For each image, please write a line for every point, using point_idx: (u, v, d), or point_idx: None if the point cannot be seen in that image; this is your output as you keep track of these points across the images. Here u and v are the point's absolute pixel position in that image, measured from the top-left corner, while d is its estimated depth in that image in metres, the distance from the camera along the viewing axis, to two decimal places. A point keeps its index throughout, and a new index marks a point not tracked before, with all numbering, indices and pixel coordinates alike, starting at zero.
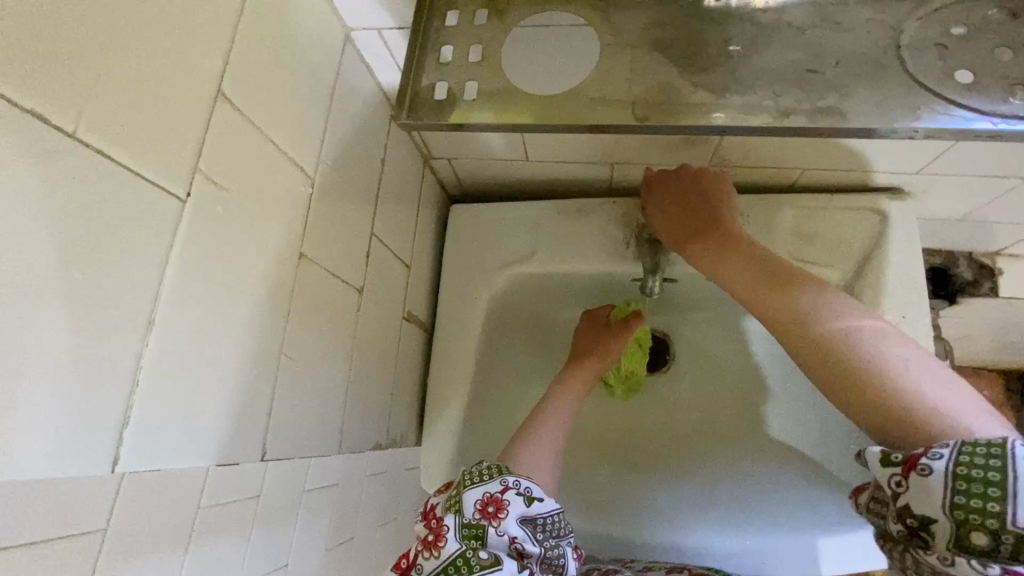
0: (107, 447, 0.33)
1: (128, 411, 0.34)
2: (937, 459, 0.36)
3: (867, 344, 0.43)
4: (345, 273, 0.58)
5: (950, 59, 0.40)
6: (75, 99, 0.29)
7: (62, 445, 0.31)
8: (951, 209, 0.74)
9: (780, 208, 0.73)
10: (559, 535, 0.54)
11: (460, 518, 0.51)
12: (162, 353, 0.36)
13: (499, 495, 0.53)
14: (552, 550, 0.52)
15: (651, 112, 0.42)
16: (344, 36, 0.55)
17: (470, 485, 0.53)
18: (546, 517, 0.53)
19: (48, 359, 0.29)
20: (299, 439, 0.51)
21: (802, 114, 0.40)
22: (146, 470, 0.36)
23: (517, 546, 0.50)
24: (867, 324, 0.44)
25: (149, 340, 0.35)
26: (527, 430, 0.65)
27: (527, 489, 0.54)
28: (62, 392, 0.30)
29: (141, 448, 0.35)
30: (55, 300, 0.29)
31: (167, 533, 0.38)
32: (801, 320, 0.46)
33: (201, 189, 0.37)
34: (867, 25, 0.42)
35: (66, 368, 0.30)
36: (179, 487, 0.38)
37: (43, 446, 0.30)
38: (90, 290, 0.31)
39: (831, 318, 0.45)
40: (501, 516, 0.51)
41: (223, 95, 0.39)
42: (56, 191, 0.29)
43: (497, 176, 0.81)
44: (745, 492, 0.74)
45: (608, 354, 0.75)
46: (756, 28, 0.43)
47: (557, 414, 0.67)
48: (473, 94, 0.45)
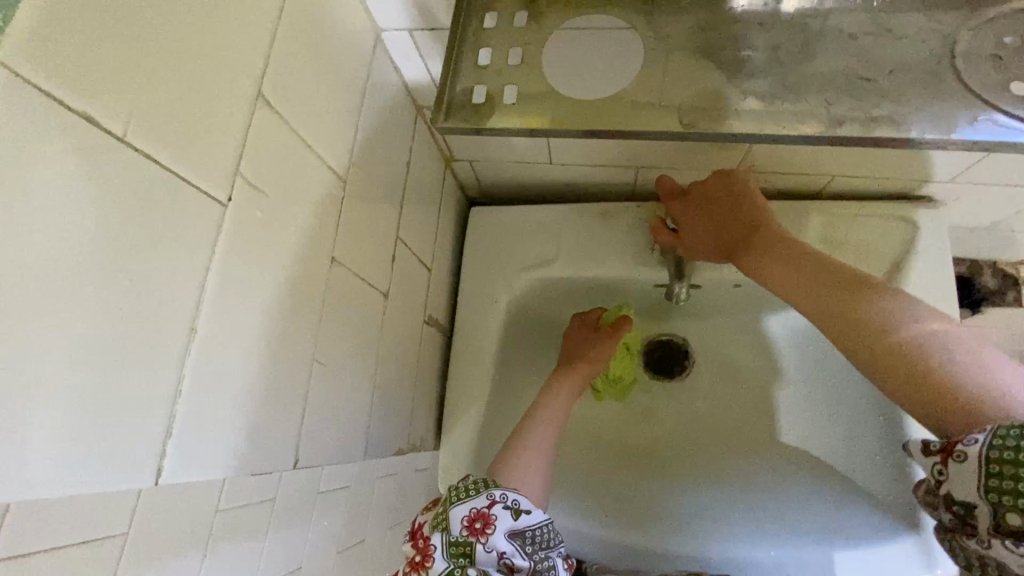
0: (149, 455, 0.32)
1: (172, 420, 0.33)
2: (971, 444, 0.35)
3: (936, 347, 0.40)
4: (372, 276, 0.57)
5: (1006, 70, 0.39)
6: (121, 97, 0.28)
7: (100, 452, 0.30)
8: (981, 219, 0.73)
9: (808, 215, 0.72)
10: (548, 546, 0.53)
11: (448, 536, 0.50)
12: (203, 360, 0.35)
13: (485, 509, 0.52)
14: (542, 562, 0.51)
15: (697, 118, 0.41)
16: (375, 37, 0.54)
17: (456, 501, 0.52)
18: (535, 529, 0.52)
19: (81, 365, 0.28)
20: (324, 446, 0.51)
21: (855, 122, 0.38)
22: (179, 481, 0.35)
23: (505, 561, 0.49)
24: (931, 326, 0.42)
25: (192, 348, 0.34)
26: (521, 434, 0.64)
27: (514, 502, 0.53)
28: (99, 396, 0.29)
29: (180, 458, 0.34)
30: (99, 302, 0.28)
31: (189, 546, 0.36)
32: (867, 321, 0.44)
33: (241, 193, 0.37)
34: (918, 33, 0.41)
35: (107, 374, 0.29)
36: (203, 498, 0.37)
37: (76, 454, 0.28)
38: (130, 296, 0.30)
39: (898, 324, 0.43)
40: (487, 532, 0.50)
41: (262, 97, 0.38)
42: (102, 194, 0.28)
43: (518, 179, 0.80)
44: (769, 502, 0.73)
45: (599, 359, 0.74)
46: (805, 34, 0.42)
47: (550, 420, 0.66)
48: (512, 98, 0.44)
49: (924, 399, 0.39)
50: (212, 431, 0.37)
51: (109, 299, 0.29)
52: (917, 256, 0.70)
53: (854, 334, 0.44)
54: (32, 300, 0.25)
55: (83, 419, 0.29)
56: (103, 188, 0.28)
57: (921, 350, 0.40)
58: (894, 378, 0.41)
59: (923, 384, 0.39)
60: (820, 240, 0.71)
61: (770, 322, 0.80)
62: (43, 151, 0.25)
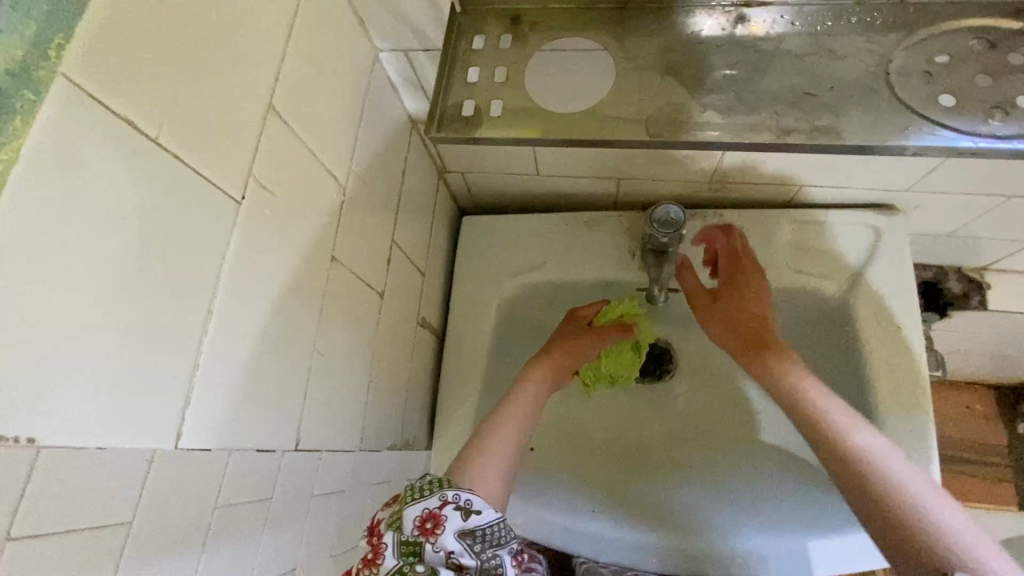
0: (169, 423, 0.36)
1: (190, 393, 0.37)
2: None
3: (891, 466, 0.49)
4: (370, 276, 0.62)
5: (935, 84, 0.43)
6: (157, 105, 0.32)
7: (130, 420, 0.33)
8: (940, 226, 0.78)
9: (777, 223, 0.78)
10: (498, 544, 0.51)
11: (399, 535, 0.50)
12: (218, 341, 0.39)
13: (437, 510, 0.51)
14: (490, 561, 0.50)
15: (663, 129, 0.45)
16: (375, 57, 0.59)
17: (410, 501, 0.51)
18: (485, 528, 0.52)
19: (112, 340, 0.31)
20: (322, 434, 0.54)
21: (802, 132, 0.43)
22: (193, 449, 0.38)
23: (454, 560, 0.49)
24: (887, 452, 0.51)
25: (209, 329, 0.38)
26: (481, 439, 0.61)
27: (466, 502, 0.52)
28: (130, 368, 0.33)
29: (196, 426, 0.38)
30: (132, 283, 0.32)
31: (194, 514, 0.39)
32: (840, 431, 0.53)
33: (254, 192, 0.41)
34: (859, 53, 0.45)
35: (137, 349, 0.33)
36: (207, 471, 0.40)
37: (108, 421, 0.32)
38: (161, 279, 0.34)
39: (862, 440, 0.52)
40: (437, 532, 0.50)
41: (273, 107, 0.43)
42: (138, 189, 0.31)
43: (508, 189, 0.85)
44: (748, 496, 0.77)
45: (574, 353, 0.73)
46: (758, 55, 0.47)
47: (512, 424, 0.63)
48: (498, 111, 0.48)
49: (877, 503, 0.47)
50: (218, 418, 0.40)
51: (141, 282, 0.32)
52: (879, 260, 0.75)
53: (829, 437, 0.53)
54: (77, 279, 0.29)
55: (114, 391, 0.32)
56: (140, 180, 0.31)
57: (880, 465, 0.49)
58: (870, 496, 0.48)
59: (895, 508, 0.46)
60: (788, 244, 0.77)
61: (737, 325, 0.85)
62: (94, 148, 0.28)
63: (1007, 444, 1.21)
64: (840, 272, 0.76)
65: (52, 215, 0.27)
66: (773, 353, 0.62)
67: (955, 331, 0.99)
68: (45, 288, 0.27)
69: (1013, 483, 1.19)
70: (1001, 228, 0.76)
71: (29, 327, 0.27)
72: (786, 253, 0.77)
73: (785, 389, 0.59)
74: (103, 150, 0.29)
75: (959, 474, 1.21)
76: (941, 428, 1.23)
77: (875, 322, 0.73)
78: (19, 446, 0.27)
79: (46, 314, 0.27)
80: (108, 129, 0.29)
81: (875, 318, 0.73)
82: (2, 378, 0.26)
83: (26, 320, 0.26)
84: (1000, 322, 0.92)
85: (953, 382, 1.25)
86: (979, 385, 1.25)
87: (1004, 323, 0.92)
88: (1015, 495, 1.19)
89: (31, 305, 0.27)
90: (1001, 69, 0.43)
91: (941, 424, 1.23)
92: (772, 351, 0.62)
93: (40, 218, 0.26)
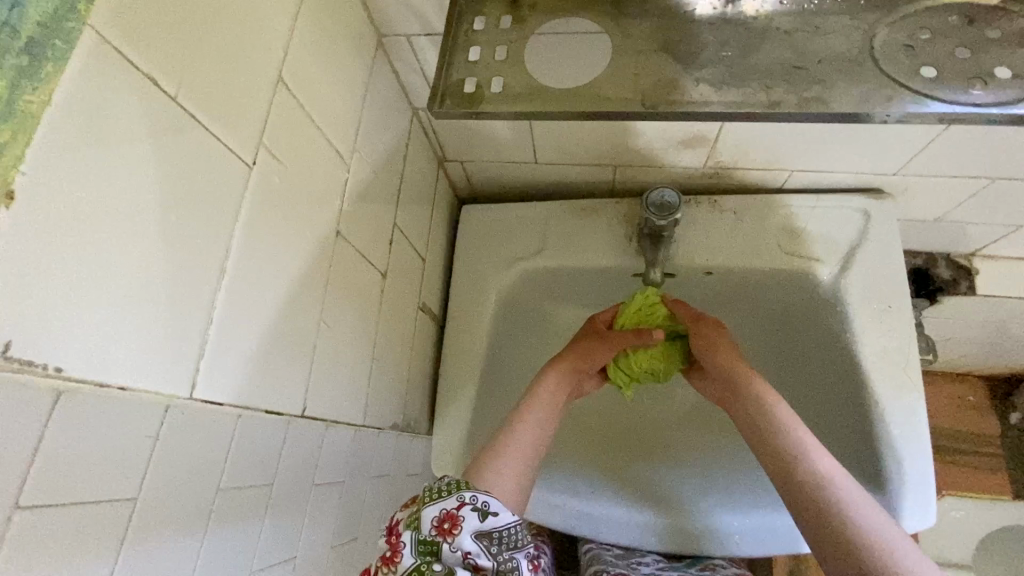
0: (186, 372, 0.38)
1: (204, 345, 0.39)
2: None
3: (836, 492, 0.49)
4: (371, 256, 0.64)
5: (917, 57, 0.45)
6: (176, 65, 0.34)
7: (149, 365, 0.35)
8: (929, 211, 0.80)
9: (770, 208, 0.80)
10: (514, 547, 0.50)
11: (418, 534, 0.49)
12: (230, 297, 0.41)
13: (455, 511, 0.50)
14: (506, 563, 0.49)
15: (658, 101, 0.47)
16: (377, 41, 0.62)
17: (428, 501, 0.51)
18: (502, 530, 0.51)
19: (134, 285, 0.33)
20: (321, 404, 0.57)
21: (790, 103, 0.45)
22: (206, 401, 0.40)
23: (470, 561, 0.48)
24: (837, 476, 0.51)
25: (222, 287, 0.40)
26: (499, 441, 0.60)
27: (483, 503, 0.51)
28: (154, 314, 0.35)
29: (212, 378, 0.41)
30: (152, 232, 0.34)
31: (203, 471, 0.41)
32: (789, 458, 0.53)
33: (264, 159, 0.43)
34: (844, 30, 0.47)
35: (158, 295, 0.35)
36: (216, 430, 0.42)
37: (130, 362, 0.34)
38: (181, 231, 0.36)
39: (811, 465, 0.52)
40: (455, 532, 0.49)
41: (282, 80, 0.45)
42: (161, 143, 0.34)
43: (506, 178, 0.87)
44: (743, 474, 0.79)
45: (587, 357, 0.71)
46: (748, 32, 0.49)
47: (531, 428, 0.62)
48: (499, 88, 0.50)
49: (821, 535, 0.48)
50: (225, 382, 0.42)
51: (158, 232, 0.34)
52: (869, 242, 0.77)
53: (779, 467, 0.54)
54: (103, 224, 0.30)
55: (135, 334, 0.34)
56: (161, 135, 0.34)
57: (825, 491, 0.50)
58: (814, 528, 0.49)
59: (836, 539, 0.47)
60: (780, 227, 0.79)
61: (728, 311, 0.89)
62: (120, 101, 0.31)
63: (1000, 434, 1.23)
64: (832, 254, 0.77)
65: (81, 155, 0.29)
66: (733, 385, 0.63)
67: (946, 318, 1.01)
68: (73, 227, 0.29)
69: (1007, 471, 1.21)
70: (987, 213, 0.78)
71: (59, 260, 0.28)
72: (778, 237, 0.79)
73: (749, 423, 0.60)
74: (125, 101, 0.31)
75: (954, 463, 1.22)
76: (935, 418, 1.24)
77: (866, 302, 0.75)
78: (45, 375, 0.29)
79: (71, 251, 0.29)
80: (130, 82, 0.31)
81: (864, 299, 0.75)
82: (35, 310, 0.28)
83: (58, 254, 0.28)
84: (989, 307, 0.94)
85: (946, 373, 1.26)
86: (972, 376, 1.26)
87: (993, 308, 0.94)
88: (1008, 483, 1.20)
89: (58, 242, 0.28)
90: (978, 43, 0.45)
91: (935, 414, 1.25)
92: (732, 382, 0.63)
93: (73, 158, 0.28)
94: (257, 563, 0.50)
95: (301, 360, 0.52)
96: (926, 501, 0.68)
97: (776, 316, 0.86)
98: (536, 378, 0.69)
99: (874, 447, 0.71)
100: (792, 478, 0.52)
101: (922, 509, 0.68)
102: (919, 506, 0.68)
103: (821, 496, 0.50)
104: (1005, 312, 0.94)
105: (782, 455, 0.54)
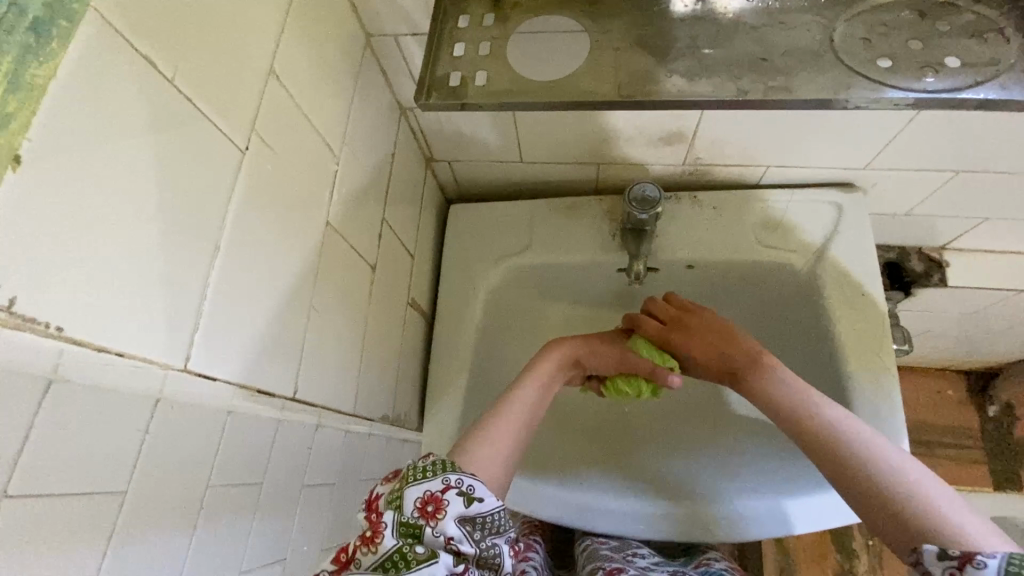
0: (181, 343, 0.40)
1: (198, 318, 0.41)
2: (991, 557, 0.36)
3: (851, 434, 0.49)
4: (360, 248, 0.65)
5: (874, 49, 0.48)
6: (172, 51, 0.37)
7: (147, 330, 0.37)
8: (899, 205, 0.84)
9: (747, 203, 0.83)
10: (497, 532, 0.47)
11: (399, 515, 0.45)
12: (224, 274, 0.43)
13: (440, 494, 0.46)
14: (488, 549, 0.46)
15: (633, 90, 0.50)
16: (365, 41, 0.64)
17: (411, 481, 0.46)
18: (487, 515, 0.47)
19: (132, 252, 0.35)
20: (313, 389, 0.57)
21: (758, 91, 0.47)
22: (199, 374, 0.42)
23: (453, 547, 0.45)
24: (850, 422, 0.51)
25: (215, 264, 0.42)
26: (484, 424, 0.57)
27: (470, 487, 0.47)
28: (153, 282, 0.37)
29: (206, 352, 0.42)
30: (149, 205, 0.36)
31: (191, 456, 0.43)
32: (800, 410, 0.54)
33: (256, 145, 0.45)
34: (807, 25, 0.50)
35: (157, 265, 0.37)
36: (202, 414, 0.43)
37: (129, 326, 0.35)
38: (177, 207, 0.38)
39: (821, 413, 0.52)
40: (438, 516, 0.45)
41: (272, 72, 0.47)
42: (158, 120, 0.36)
43: (494, 178, 0.89)
44: (724, 465, 0.82)
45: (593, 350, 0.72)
46: (718, 27, 0.52)
47: (511, 416, 0.58)
48: (482, 81, 0.52)
49: (844, 475, 0.47)
50: (220, 362, 0.44)
51: (151, 206, 0.36)
52: (842, 234, 0.80)
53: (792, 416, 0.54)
54: (103, 196, 0.32)
55: (132, 301, 0.35)
56: (158, 113, 0.36)
57: (840, 435, 0.50)
58: (833, 468, 0.48)
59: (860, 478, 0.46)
60: (757, 222, 0.82)
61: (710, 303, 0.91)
62: (119, 78, 0.33)
63: (979, 426, 1.25)
64: (807, 247, 0.80)
65: (83, 126, 0.31)
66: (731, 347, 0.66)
67: (922, 310, 1.04)
68: (74, 196, 0.31)
69: (987, 463, 1.23)
70: (953, 206, 0.81)
71: (57, 224, 0.30)
72: (755, 230, 0.82)
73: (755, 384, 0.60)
74: (124, 79, 0.33)
75: (937, 456, 1.24)
76: (915, 412, 1.27)
77: (841, 291, 0.78)
78: (48, 332, 0.30)
79: (71, 219, 0.31)
80: (128, 63, 0.33)
81: (838, 289, 0.78)
82: (40, 274, 0.29)
83: (58, 219, 0.30)
84: (961, 299, 0.97)
85: (924, 368, 1.30)
86: (951, 371, 1.29)
87: (965, 300, 0.97)
88: (989, 474, 1.23)
89: (59, 209, 0.30)
90: (929, 35, 0.48)
91: (914, 409, 1.28)
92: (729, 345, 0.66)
93: (75, 131, 0.30)
94: (248, 557, 0.51)
95: (291, 347, 0.53)
96: None
97: (757, 307, 0.89)
98: (521, 377, 0.65)
99: None
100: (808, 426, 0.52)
101: None
102: None
103: (837, 440, 0.49)
104: (975, 304, 0.98)
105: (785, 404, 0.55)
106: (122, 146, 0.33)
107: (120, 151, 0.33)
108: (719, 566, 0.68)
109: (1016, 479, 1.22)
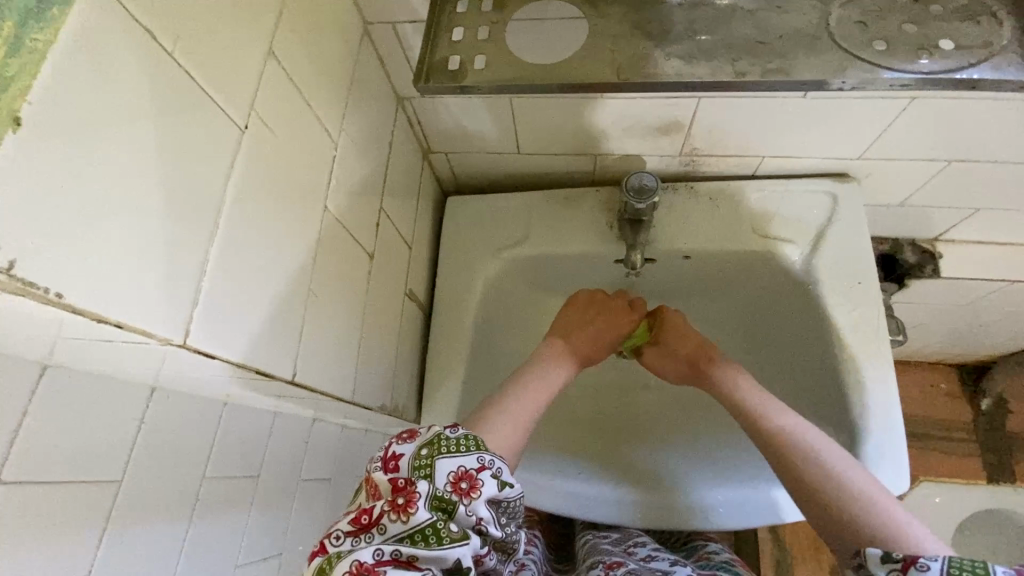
0: (182, 316, 0.38)
1: (198, 292, 0.40)
2: (933, 560, 0.39)
3: (798, 440, 0.55)
4: (358, 236, 0.65)
5: (869, 32, 0.48)
6: (171, 26, 0.37)
7: (147, 302, 0.35)
8: (893, 196, 0.84)
9: (743, 194, 0.83)
10: (517, 517, 0.49)
11: (432, 488, 0.44)
12: (224, 253, 0.43)
13: (474, 472, 0.46)
14: (510, 533, 0.47)
15: (631, 74, 0.50)
16: (363, 28, 0.64)
17: (444, 453, 0.46)
18: (514, 500, 0.47)
19: (133, 226, 0.34)
20: (320, 374, 0.57)
21: (756, 73, 0.48)
22: (207, 346, 0.40)
23: (480, 527, 0.45)
24: (799, 428, 0.56)
25: (214, 241, 0.42)
26: (490, 403, 0.59)
27: (503, 469, 0.47)
28: (151, 254, 0.36)
29: (208, 327, 0.41)
30: (152, 180, 0.36)
31: (185, 443, 0.44)
32: (758, 419, 0.59)
33: (255, 126, 0.45)
34: (803, 9, 0.51)
35: (160, 239, 0.37)
36: (194, 399, 0.44)
37: (130, 296, 0.34)
38: (179, 182, 0.38)
39: (774, 422, 0.58)
40: (472, 494, 0.45)
41: (271, 53, 0.47)
42: (158, 93, 0.36)
43: (490, 169, 0.89)
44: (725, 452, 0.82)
45: (592, 337, 0.74)
46: (715, 12, 0.52)
47: (524, 395, 0.60)
48: (481, 65, 0.52)
49: (790, 479, 0.53)
50: (223, 342, 0.42)
51: (151, 181, 0.36)
52: (838, 223, 0.80)
53: (750, 424, 0.60)
54: (105, 166, 0.32)
55: (132, 271, 0.34)
56: (158, 86, 0.36)
57: (789, 441, 0.55)
58: (782, 472, 0.54)
59: (802, 481, 0.52)
60: (753, 211, 0.83)
61: (708, 293, 0.92)
62: (121, 50, 0.33)
63: (972, 419, 1.26)
64: (803, 236, 0.81)
65: (84, 95, 0.31)
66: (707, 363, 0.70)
67: (916, 301, 1.05)
68: (77, 165, 0.30)
69: (980, 455, 1.24)
70: (946, 197, 0.82)
71: (62, 192, 0.30)
72: (751, 221, 0.82)
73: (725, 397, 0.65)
74: (125, 51, 0.33)
75: (930, 449, 1.25)
76: (909, 406, 1.28)
77: (836, 281, 0.78)
78: (47, 299, 0.29)
79: (76, 188, 0.30)
80: (128, 35, 0.33)
81: (834, 277, 0.79)
82: (46, 242, 0.29)
83: (62, 187, 0.30)
84: (954, 290, 0.98)
85: (918, 362, 1.31)
86: (945, 364, 1.30)
87: (959, 291, 0.98)
88: (983, 466, 1.23)
89: (60, 175, 0.29)
90: (922, 19, 0.49)
91: (909, 403, 1.29)
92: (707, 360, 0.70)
93: (77, 101, 0.30)
94: (244, 545, 0.51)
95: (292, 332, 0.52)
96: (901, 469, 0.70)
97: (753, 299, 0.89)
98: (531, 360, 0.67)
99: (847, 419, 0.74)
100: (763, 433, 0.58)
101: (899, 477, 0.70)
102: (892, 474, 0.70)
103: (785, 446, 0.55)
104: (968, 295, 0.99)
105: (750, 422, 0.60)
106: (123, 120, 0.33)
107: (118, 125, 0.33)
108: (719, 558, 0.68)
109: (1009, 471, 1.22)
